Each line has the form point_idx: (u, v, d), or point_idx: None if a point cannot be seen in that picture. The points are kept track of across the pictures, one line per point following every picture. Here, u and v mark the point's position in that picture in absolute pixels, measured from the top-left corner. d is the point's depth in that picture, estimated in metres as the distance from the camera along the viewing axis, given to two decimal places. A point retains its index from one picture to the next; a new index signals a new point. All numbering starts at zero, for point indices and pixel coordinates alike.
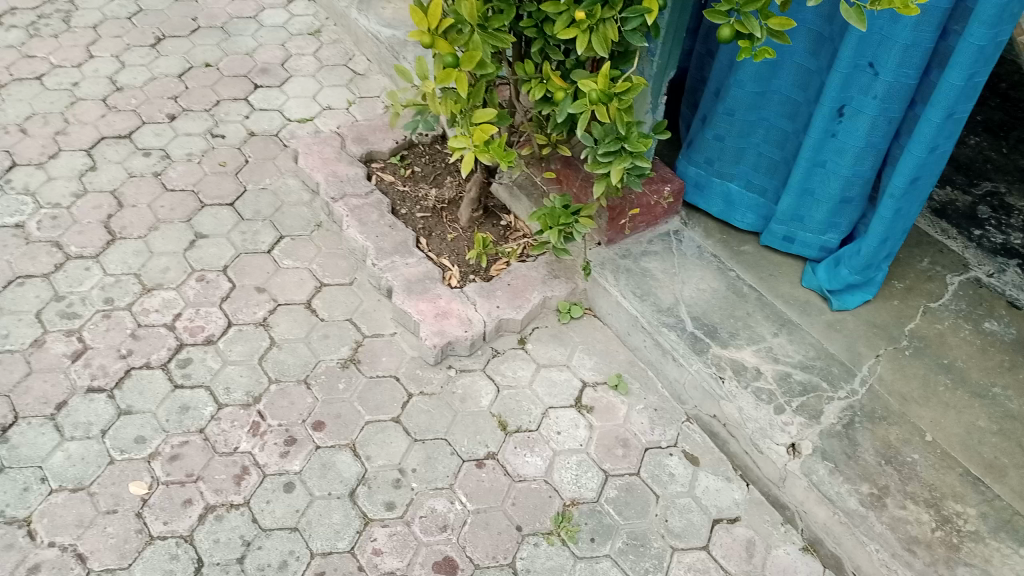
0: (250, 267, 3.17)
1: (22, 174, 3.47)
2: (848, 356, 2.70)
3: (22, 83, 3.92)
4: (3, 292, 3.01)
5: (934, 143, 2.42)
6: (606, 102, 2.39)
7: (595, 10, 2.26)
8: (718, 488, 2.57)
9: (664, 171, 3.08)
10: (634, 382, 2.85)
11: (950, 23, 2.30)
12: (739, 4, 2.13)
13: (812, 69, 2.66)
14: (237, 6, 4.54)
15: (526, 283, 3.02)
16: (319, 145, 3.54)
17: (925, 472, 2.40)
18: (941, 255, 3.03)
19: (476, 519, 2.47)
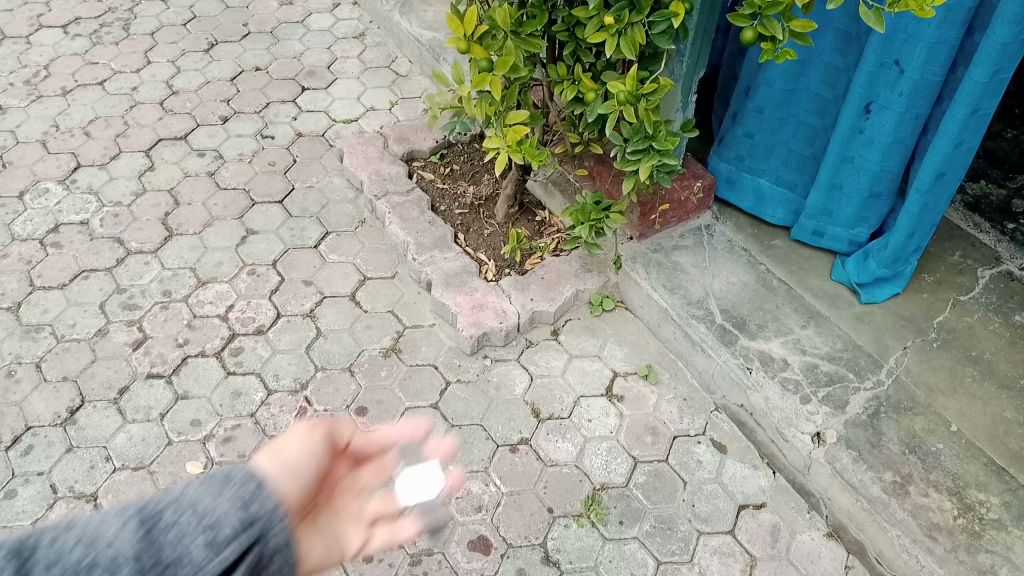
0: (298, 261, 3.34)
1: (86, 174, 3.69)
2: (876, 347, 2.75)
3: (85, 88, 4.16)
4: (70, 284, 3.23)
5: (959, 138, 2.46)
6: (633, 102, 2.49)
7: (623, 14, 2.35)
8: (744, 475, 2.65)
9: (695, 168, 3.16)
10: (664, 372, 2.94)
11: (976, 20, 2.33)
12: (761, 7, 2.21)
13: (840, 66, 2.70)
14: (286, 12, 4.72)
15: (560, 276, 3.12)
16: (363, 145, 3.69)
17: (948, 462, 2.44)
18: (973, 249, 3.05)
19: (510, 501, 2.59)
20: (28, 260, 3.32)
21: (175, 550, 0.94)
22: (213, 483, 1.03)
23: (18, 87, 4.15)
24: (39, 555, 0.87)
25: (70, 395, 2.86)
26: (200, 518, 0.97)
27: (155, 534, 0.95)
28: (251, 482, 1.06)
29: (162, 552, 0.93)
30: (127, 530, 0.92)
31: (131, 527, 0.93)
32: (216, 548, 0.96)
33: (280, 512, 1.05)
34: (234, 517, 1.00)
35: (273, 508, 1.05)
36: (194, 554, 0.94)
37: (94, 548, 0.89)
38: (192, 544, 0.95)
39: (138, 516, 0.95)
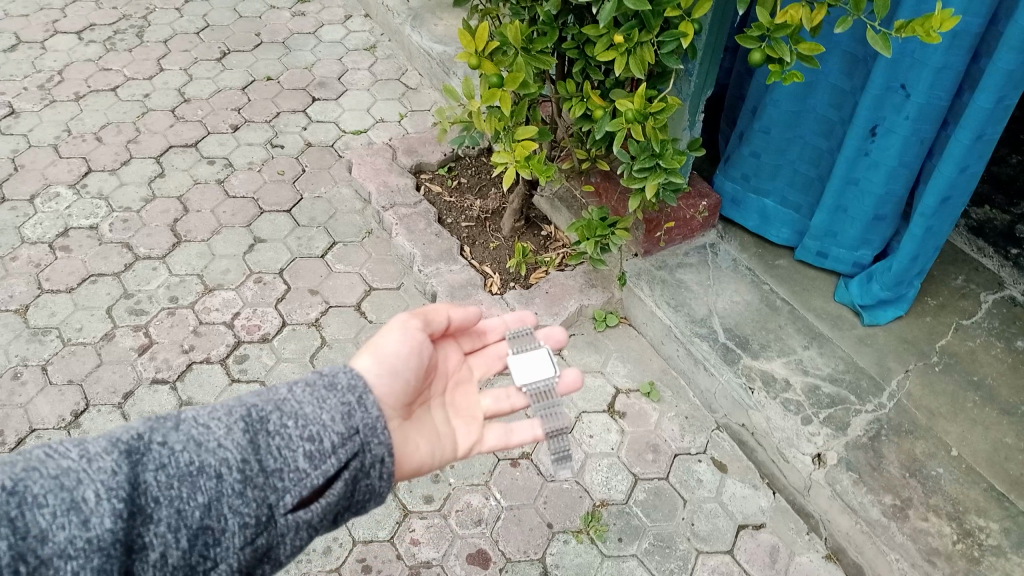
0: (304, 270, 3.36)
1: (97, 179, 3.73)
2: (878, 370, 2.76)
3: (98, 94, 4.20)
4: (78, 288, 3.26)
5: (964, 163, 2.47)
6: (641, 121, 2.51)
7: (633, 34, 2.38)
8: (745, 495, 2.65)
9: (701, 186, 3.18)
10: (666, 390, 2.95)
11: (982, 46, 2.35)
12: (770, 30, 2.22)
13: (846, 89, 2.72)
14: (298, 23, 4.77)
15: (564, 291, 3.14)
16: (371, 157, 3.72)
17: (948, 486, 2.44)
18: (976, 273, 3.09)
19: (510, 515, 2.59)
20: (37, 264, 3.35)
21: (278, 459, 1.27)
22: (317, 396, 1.38)
23: (32, 91, 4.20)
24: (152, 455, 1.19)
25: (75, 398, 2.88)
26: (301, 431, 1.31)
27: (259, 440, 1.28)
28: (355, 392, 1.40)
29: (264, 458, 1.26)
30: (236, 437, 1.26)
31: (238, 433, 1.27)
32: (314, 459, 1.29)
33: (379, 427, 1.39)
34: (333, 429, 1.33)
35: (371, 421, 1.38)
36: (295, 463, 1.28)
37: (205, 453, 1.22)
38: (294, 453, 1.29)
39: (245, 425, 1.28)
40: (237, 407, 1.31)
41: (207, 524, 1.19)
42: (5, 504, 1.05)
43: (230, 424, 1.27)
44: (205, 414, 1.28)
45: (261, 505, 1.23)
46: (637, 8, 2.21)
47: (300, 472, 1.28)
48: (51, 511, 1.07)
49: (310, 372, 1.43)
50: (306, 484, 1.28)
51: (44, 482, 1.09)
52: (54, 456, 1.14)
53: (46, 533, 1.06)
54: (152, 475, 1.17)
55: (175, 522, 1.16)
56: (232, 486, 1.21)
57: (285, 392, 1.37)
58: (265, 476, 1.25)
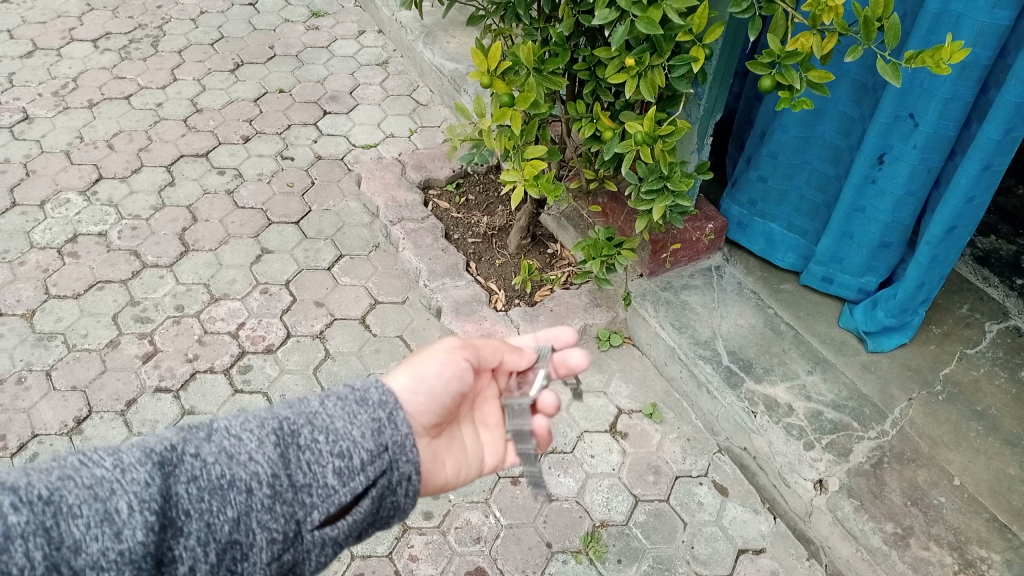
0: (310, 282, 3.37)
1: (107, 187, 3.75)
2: (881, 397, 2.75)
3: (111, 102, 4.24)
4: (85, 294, 3.27)
5: (970, 194, 2.48)
6: (650, 143, 2.53)
7: (644, 57, 2.39)
8: (745, 519, 2.64)
9: (708, 210, 3.19)
10: (668, 412, 2.94)
11: (991, 78, 2.37)
12: (780, 57, 2.25)
13: (855, 117, 2.74)
14: (311, 37, 4.82)
15: (569, 309, 3.14)
16: (381, 171, 3.75)
17: (950, 516, 2.43)
18: (982, 303, 3.08)
19: (509, 533, 2.59)
20: (45, 269, 3.37)
21: (307, 474, 1.26)
22: (348, 410, 1.35)
23: (46, 98, 4.24)
24: (184, 467, 1.18)
25: (78, 404, 2.89)
26: (332, 447, 1.29)
27: (289, 454, 1.27)
28: (387, 407, 1.37)
29: (294, 472, 1.25)
30: (267, 451, 1.25)
31: (269, 447, 1.26)
32: (343, 476, 1.28)
33: (408, 445, 1.36)
34: (363, 446, 1.31)
35: (401, 439, 1.35)
36: (324, 480, 1.27)
37: (236, 466, 1.22)
38: (324, 469, 1.27)
39: (276, 438, 1.27)
40: (269, 418, 1.30)
41: (235, 539, 1.19)
42: (40, 514, 1.04)
43: (261, 437, 1.26)
44: (237, 424, 1.27)
45: (288, 521, 1.23)
46: (649, 32, 2.23)
47: (328, 489, 1.27)
48: (84, 522, 1.07)
49: (341, 385, 1.39)
50: (334, 501, 1.27)
51: (79, 492, 1.09)
52: (87, 466, 1.13)
53: (80, 543, 1.05)
54: (184, 487, 1.17)
55: (204, 536, 1.16)
56: (261, 501, 1.22)
57: (317, 404, 1.34)
58: (294, 491, 1.25)
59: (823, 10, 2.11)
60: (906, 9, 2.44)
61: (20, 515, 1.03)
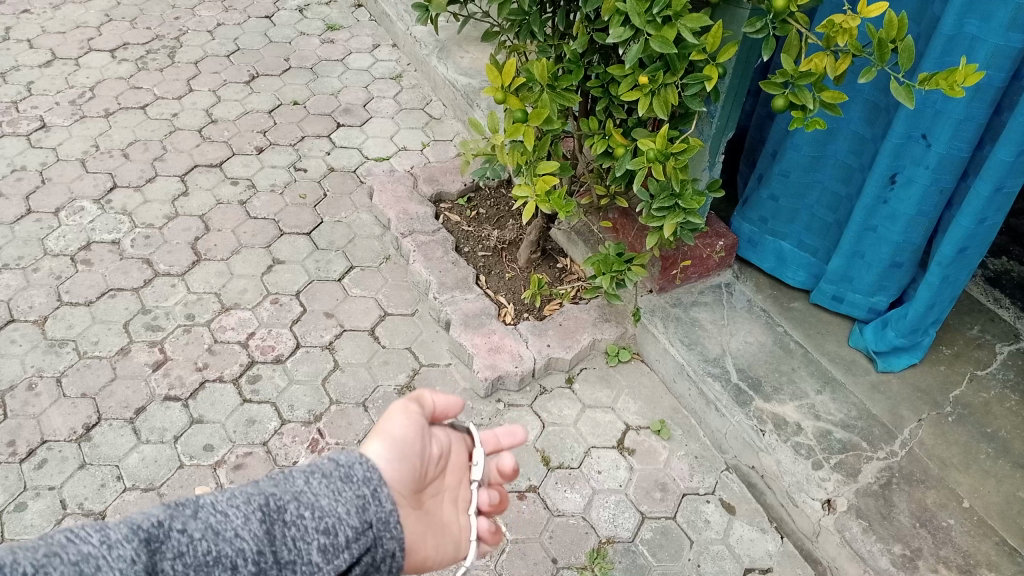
0: (320, 292, 3.39)
1: (122, 196, 3.79)
2: (890, 418, 2.74)
3: (127, 112, 4.28)
4: (96, 302, 3.30)
5: (982, 215, 2.48)
6: (662, 160, 2.54)
7: (657, 75, 2.41)
8: (752, 538, 2.62)
9: (718, 227, 3.20)
10: (676, 429, 2.94)
11: (1003, 101, 2.38)
12: (793, 77, 2.26)
13: (867, 137, 2.74)
14: (326, 50, 4.86)
15: (577, 324, 3.15)
16: (393, 184, 3.77)
17: (959, 538, 2.41)
18: (992, 324, 3.06)
19: (514, 548, 2.58)
20: (58, 275, 3.40)
21: (292, 550, 1.12)
22: (333, 486, 1.20)
23: (63, 106, 4.29)
24: (170, 544, 1.03)
25: (88, 411, 2.90)
26: (318, 522, 1.15)
27: (275, 531, 1.12)
28: (371, 482, 1.23)
29: (279, 549, 1.11)
30: (253, 527, 1.10)
31: (255, 523, 1.11)
32: (329, 554, 1.14)
33: (392, 521, 1.22)
34: (348, 523, 1.17)
35: (385, 514, 1.22)
36: (309, 558, 1.13)
37: (221, 542, 1.07)
38: (310, 546, 1.13)
39: (262, 514, 1.12)
40: (256, 493, 1.15)
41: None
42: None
43: (247, 512, 1.12)
44: (223, 498, 1.13)
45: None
46: (663, 50, 2.25)
47: (313, 567, 1.12)
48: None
49: (324, 459, 1.25)
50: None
51: (64, 570, 0.94)
52: (67, 542, 0.97)
53: None
54: (169, 566, 1.02)
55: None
56: None
57: (302, 479, 1.20)
58: (280, 569, 1.10)
59: (837, 31, 2.12)
60: (919, 31, 2.46)
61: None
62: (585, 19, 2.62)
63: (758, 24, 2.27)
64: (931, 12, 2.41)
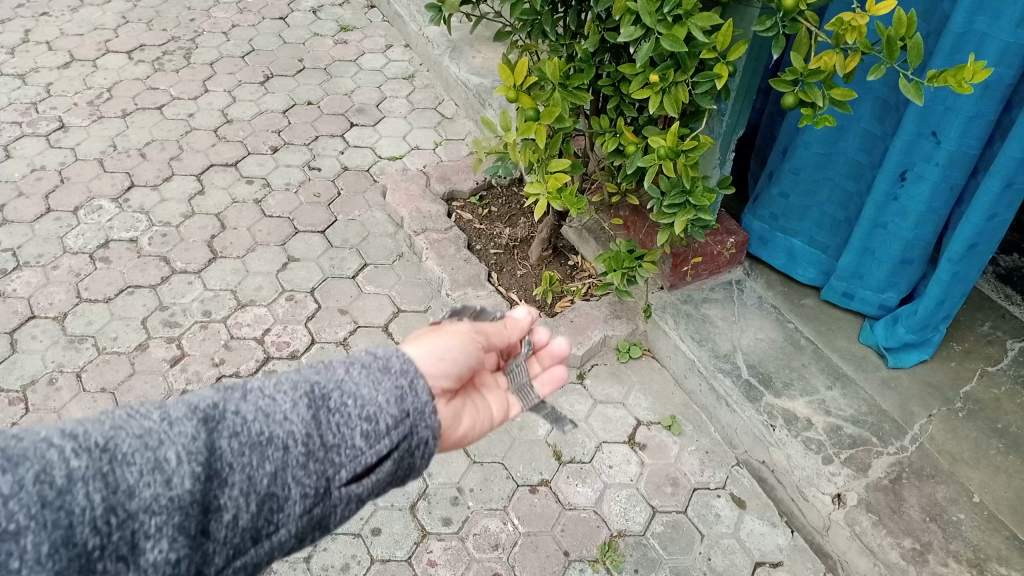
0: (335, 290, 3.43)
1: (139, 195, 3.84)
2: (901, 413, 2.76)
3: (144, 112, 4.34)
4: (115, 298, 3.35)
5: (992, 211, 2.49)
6: (673, 158, 2.56)
7: (668, 73, 2.43)
8: (763, 532, 2.64)
9: (729, 224, 3.22)
10: (687, 424, 2.96)
11: (1014, 97, 2.39)
12: (803, 74, 2.27)
13: (877, 134, 2.76)
14: (340, 50, 4.91)
15: (589, 321, 3.17)
16: (406, 183, 3.81)
17: (970, 533, 2.43)
18: (1003, 320, 3.07)
19: (526, 541, 2.61)
20: (77, 273, 3.46)
21: (337, 435, 1.15)
22: (372, 377, 1.23)
23: (81, 107, 4.35)
24: (226, 423, 1.09)
25: (107, 405, 2.95)
26: (360, 410, 1.18)
27: (321, 416, 1.16)
28: (407, 374, 1.25)
29: (325, 433, 1.14)
30: (300, 412, 1.14)
31: (302, 408, 1.15)
32: (370, 439, 1.17)
33: (428, 411, 1.24)
34: (388, 411, 1.20)
35: (421, 405, 1.24)
36: (353, 441, 1.16)
37: (272, 424, 1.11)
38: (352, 431, 1.16)
39: (308, 400, 1.16)
40: (301, 380, 1.19)
41: (272, 492, 1.08)
42: (96, 460, 0.97)
43: (295, 398, 1.16)
44: (270, 385, 1.17)
45: (319, 479, 1.12)
46: (673, 49, 2.27)
47: (356, 451, 1.16)
48: (138, 469, 0.98)
49: (363, 352, 1.27)
50: (361, 463, 1.16)
51: (130, 442, 1.00)
52: (131, 418, 1.04)
53: (133, 488, 0.97)
54: (226, 442, 1.07)
55: (244, 489, 1.06)
56: (297, 458, 1.11)
57: (343, 370, 1.23)
58: (326, 450, 1.13)
59: (846, 29, 2.14)
60: (929, 29, 2.47)
61: (80, 461, 0.96)
62: (597, 19, 2.65)
63: (767, 23, 2.29)
64: (941, 11, 2.42)
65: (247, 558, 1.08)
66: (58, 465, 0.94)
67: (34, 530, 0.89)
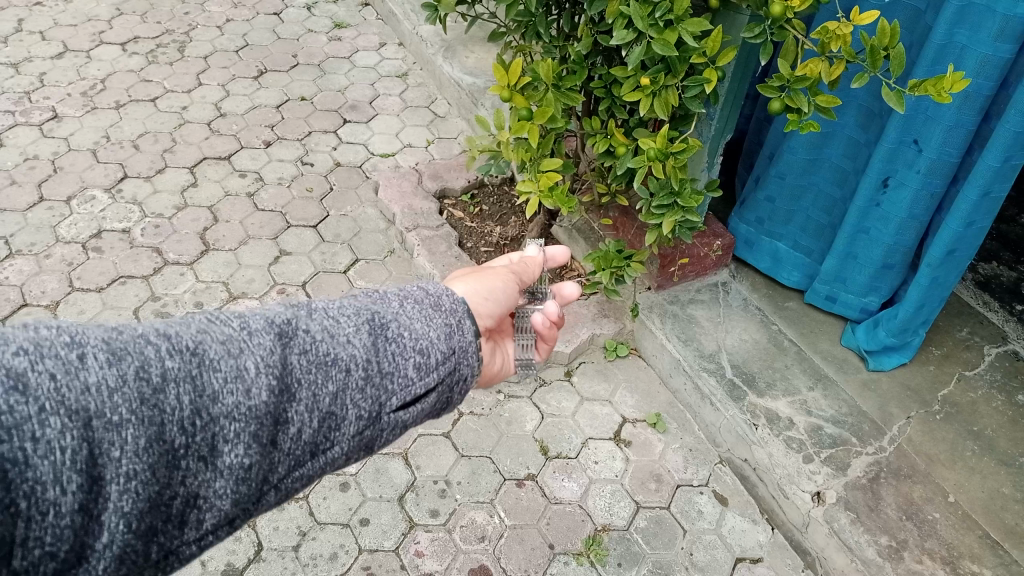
0: (327, 284, 3.46)
1: (132, 185, 3.86)
2: (880, 414, 2.82)
3: (138, 104, 4.35)
4: (107, 288, 3.37)
5: (970, 218, 2.57)
6: (662, 159, 2.61)
7: (659, 77, 2.49)
8: (744, 528, 2.70)
9: (716, 227, 3.27)
10: (672, 422, 3.01)
11: (992, 109, 2.46)
12: (790, 81, 2.33)
13: (861, 141, 2.82)
14: (334, 47, 4.93)
15: (577, 319, 3.22)
16: (398, 180, 3.85)
17: (944, 531, 2.49)
18: (981, 326, 3.15)
19: (512, 534, 2.65)
20: (70, 262, 3.47)
21: (392, 363, 1.22)
22: (425, 312, 1.29)
23: (74, 98, 4.36)
24: (297, 339, 1.16)
25: None
26: (415, 343, 1.24)
27: (380, 343, 1.22)
28: (456, 314, 1.31)
29: (382, 360, 1.21)
30: (361, 337, 1.21)
31: (364, 333, 1.22)
32: (421, 371, 1.24)
33: (471, 350, 1.31)
34: (438, 347, 1.27)
35: (467, 344, 1.31)
36: (405, 371, 1.23)
37: (337, 345, 1.19)
38: (406, 361, 1.23)
39: (370, 327, 1.23)
40: (363, 307, 1.26)
41: (332, 411, 1.17)
42: (187, 363, 1.05)
43: (358, 323, 1.23)
44: (335, 307, 1.24)
45: (373, 404, 1.20)
46: (664, 53, 2.34)
47: (408, 380, 1.23)
48: (222, 376, 1.07)
49: (416, 287, 1.34)
50: (410, 393, 1.24)
51: (216, 347, 1.08)
52: (213, 324, 1.12)
53: (217, 394, 1.05)
54: (296, 358, 1.15)
55: (309, 406, 1.15)
56: (356, 382, 1.19)
57: (398, 302, 1.29)
58: (381, 376, 1.21)
59: (831, 38, 2.20)
60: (912, 39, 2.54)
61: (173, 361, 1.04)
62: (590, 22, 2.70)
63: (756, 29, 2.35)
64: (923, 22, 2.49)
65: (305, 470, 1.17)
66: (154, 363, 1.02)
67: (134, 425, 0.98)
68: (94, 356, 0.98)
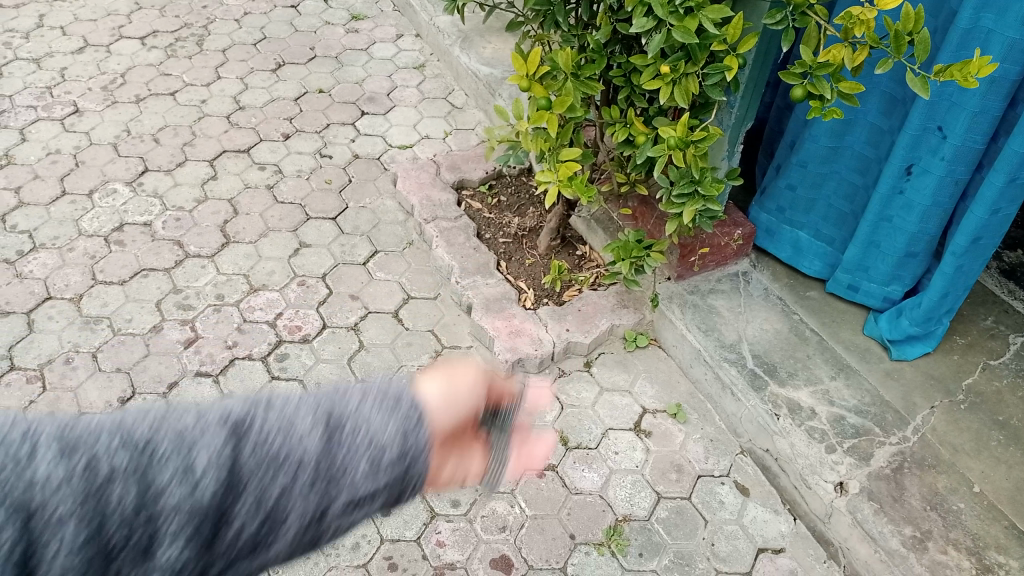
0: (346, 275, 3.48)
1: (153, 179, 3.89)
2: (904, 404, 2.80)
3: (158, 98, 4.38)
4: (130, 281, 3.40)
5: (996, 205, 2.53)
6: (682, 148, 2.59)
7: (679, 65, 2.47)
8: (766, 519, 2.69)
9: (736, 216, 3.25)
10: (692, 412, 3.00)
11: (1019, 94, 2.42)
12: (812, 67, 2.31)
13: (885, 129, 2.79)
14: (351, 39, 4.94)
15: (596, 310, 3.21)
16: (416, 171, 3.84)
17: (969, 522, 2.47)
18: (1006, 315, 3.10)
19: (533, 524, 2.66)
20: (93, 256, 3.50)
21: (353, 458, 0.97)
22: (398, 393, 1.03)
23: (95, 92, 4.39)
24: (254, 428, 0.94)
25: (122, 385, 3.02)
26: (376, 433, 0.98)
27: (342, 434, 0.98)
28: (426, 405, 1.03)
29: (341, 455, 0.96)
30: (322, 426, 0.97)
31: (325, 418, 0.98)
32: (383, 469, 0.97)
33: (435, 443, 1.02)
34: (404, 439, 0.99)
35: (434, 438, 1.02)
36: (366, 467, 0.97)
37: (294, 435, 0.95)
38: (366, 457, 0.97)
39: (334, 412, 0.99)
40: (331, 388, 1.02)
41: (279, 514, 0.91)
42: (134, 458, 0.86)
43: (320, 409, 0.99)
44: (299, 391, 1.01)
45: (327, 507, 0.94)
46: (684, 40, 2.31)
47: (366, 481, 0.96)
48: (169, 474, 0.87)
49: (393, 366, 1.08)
50: (372, 493, 0.97)
51: (167, 439, 0.89)
52: (167, 410, 0.93)
53: (161, 492, 0.85)
54: (248, 451, 0.92)
55: (257, 505, 0.90)
56: (309, 481, 0.94)
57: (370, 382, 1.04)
58: (340, 474, 0.96)
59: (854, 23, 2.17)
60: (936, 24, 2.51)
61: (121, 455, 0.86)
62: (609, 10, 2.68)
63: (778, 16, 2.32)
64: (948, 7, 2.45)
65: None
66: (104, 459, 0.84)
67: (67, 529, 0.79)
68: (41, 448, 0.83)
